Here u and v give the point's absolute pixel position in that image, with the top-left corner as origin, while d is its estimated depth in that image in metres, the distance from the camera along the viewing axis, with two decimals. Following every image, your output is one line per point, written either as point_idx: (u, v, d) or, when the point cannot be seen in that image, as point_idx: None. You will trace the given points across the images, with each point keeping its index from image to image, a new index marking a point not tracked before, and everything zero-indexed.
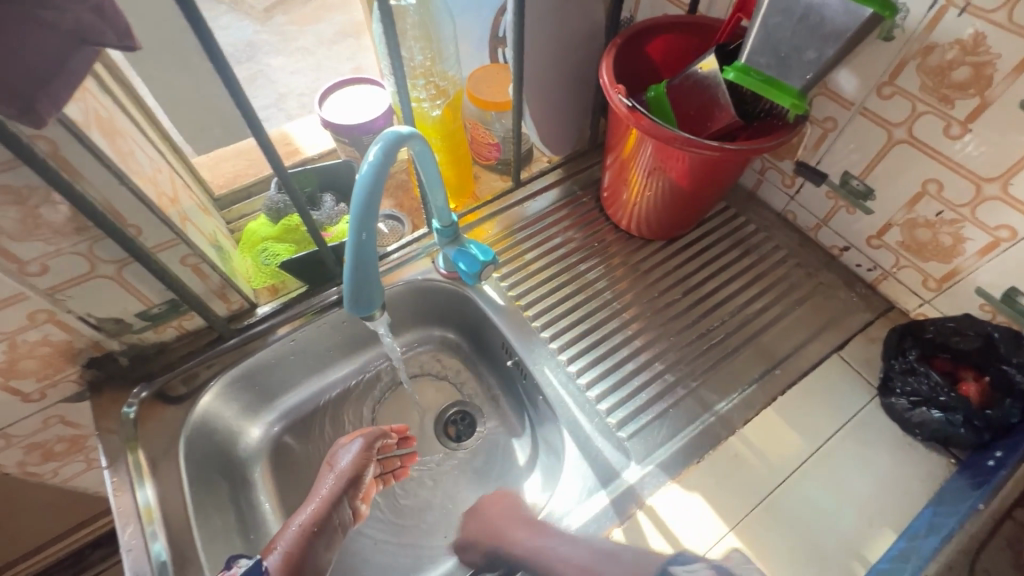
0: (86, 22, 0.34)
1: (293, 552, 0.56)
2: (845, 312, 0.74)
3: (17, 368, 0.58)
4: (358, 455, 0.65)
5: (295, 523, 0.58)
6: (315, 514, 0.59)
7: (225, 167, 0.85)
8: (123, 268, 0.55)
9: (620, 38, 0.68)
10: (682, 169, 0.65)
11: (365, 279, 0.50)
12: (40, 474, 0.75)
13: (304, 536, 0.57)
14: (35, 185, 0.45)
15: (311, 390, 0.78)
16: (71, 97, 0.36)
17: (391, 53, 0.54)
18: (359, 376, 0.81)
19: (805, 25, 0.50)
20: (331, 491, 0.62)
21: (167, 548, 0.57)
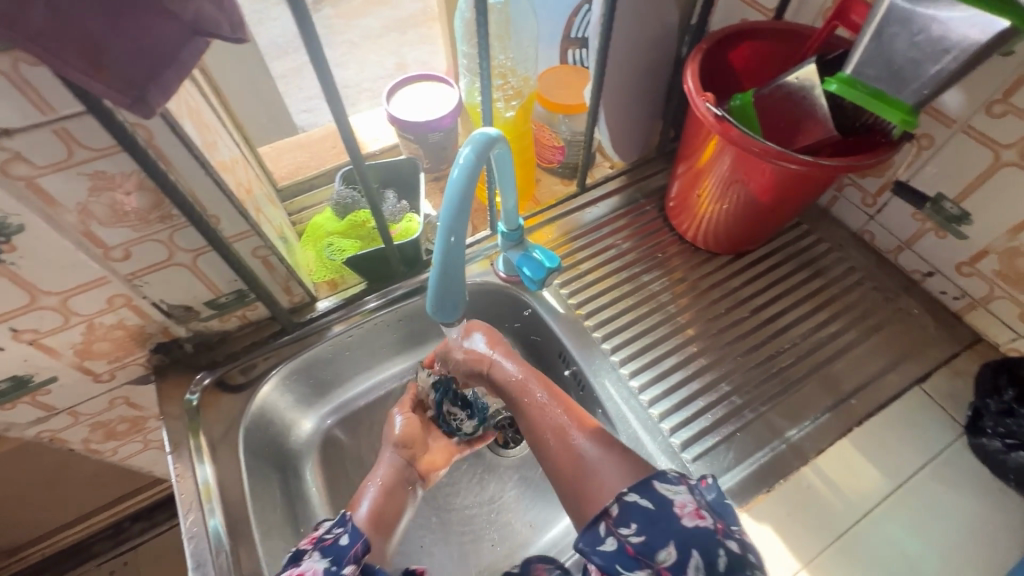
0: (205, 13, 0.32)
1: (378, 506, 0.58)
2: (927, 342, 0.70)
3: (92, 350, 0.59)
4: (407, 426, 0.66)
5: (370, 484, 0.60)
6: (386, 477, 0.61)
7: (288, 159, 0.86)
8: (199, 257, 0.56)
9: (705, 43, 0.65)
10: (766, 183, 0.62)
11: (449, 284, 0.49)
12: (100, 452, 0.77)
13: (382, 492, 0.59)
14: (129, 172, 0.45)
15: (362, 386, 0.78)
16: (181, 87, 0.35)
17: (481, 50, 0.52)
18: (409, 373, 0.80)
19: (927, 36, 0.47)
20: (394, 458, 0.63)
21: (223, 521, 0.58)
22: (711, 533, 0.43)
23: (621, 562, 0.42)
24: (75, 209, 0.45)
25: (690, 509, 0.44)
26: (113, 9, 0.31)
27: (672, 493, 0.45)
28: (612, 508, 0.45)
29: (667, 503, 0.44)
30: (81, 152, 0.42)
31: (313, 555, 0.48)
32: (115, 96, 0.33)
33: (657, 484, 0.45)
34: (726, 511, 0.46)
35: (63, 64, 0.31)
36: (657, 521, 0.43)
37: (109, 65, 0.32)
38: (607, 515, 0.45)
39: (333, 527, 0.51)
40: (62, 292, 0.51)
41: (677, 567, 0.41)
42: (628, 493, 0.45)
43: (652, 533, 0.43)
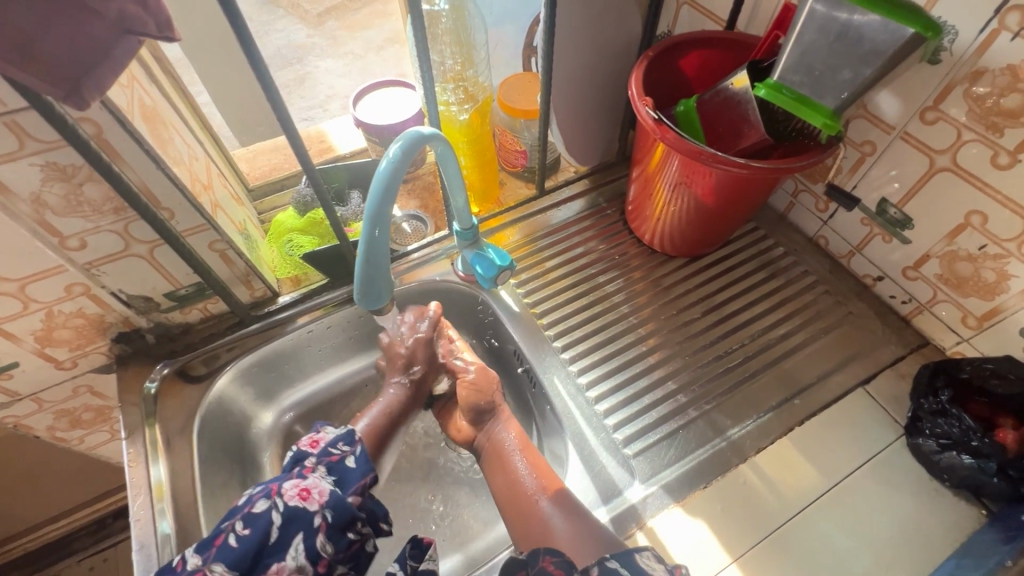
0: (129, 12, 0.35)
1: (375, 431, 0.63)
2: (875, 345, 0.71)
3: (53, 337, 0.61)
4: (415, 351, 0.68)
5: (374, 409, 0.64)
6: (391, 404, 0.65)
7: (261, 161, 0.88)
8: (155, 250, 0.58)
9: (652, 51, 0.67)
10: (708, 186, 0.64)
11: (374, 272, 0.51)
12: (67, 441, 0.79)
13: (387, 414, 0.64)
14: (79, 164, 0.47)
15: (325, 379, 0.80)
16: (114, 82, 0.38)
17: (420, 56, 0.55)
18: (372, 367, 0.82)
19: (842, 43, 0.48)
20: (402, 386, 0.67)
21: (173, 524, 0.58)
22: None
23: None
24: (29, 198, 0.48)
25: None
26: (41, 9, 0.33)
27: (652, 568, 0.41)
28: (593, 568, 0.42)
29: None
30: (31, 144, 0.45)
31: (319, 471, 0.49)
32: (50, 89, 0.36)
33: (638, 556, 0.42)
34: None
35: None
36: None
37: (40, 58, 0.34)
38: (585, 574, 0.41)
39: (339, 444, 0.52)
40: (19, 279, 0.53)
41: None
42: (609, 559, 0.42)
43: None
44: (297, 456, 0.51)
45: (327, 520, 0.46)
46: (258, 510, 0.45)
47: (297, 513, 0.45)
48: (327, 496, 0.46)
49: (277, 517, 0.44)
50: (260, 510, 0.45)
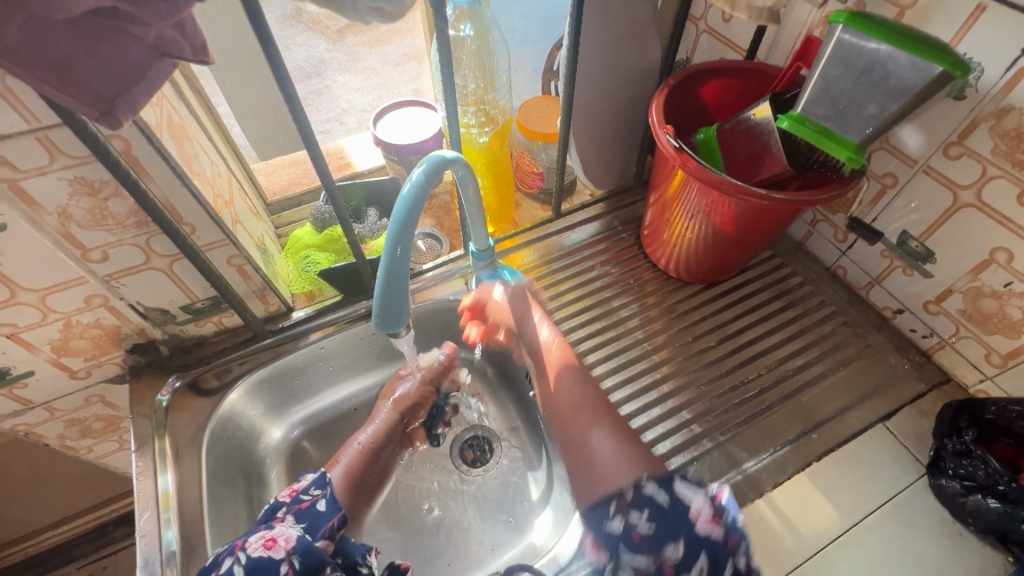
0: (167, 37, 0.35)
1: (352, 469, 0.64)
2: (895, 380, 0.69)
3: (69, 347, 0.61)
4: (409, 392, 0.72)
5: (356, 443, 0.66)
6: (373, 438, 0.67)
7: (280, 175, 0.89)
8: (174, 263, 0.58)
9: (672, 79, 0.67)
10: (727, 214, 0.64)
11: (393, 295, 0.50)
12: (76, 449, 0.78)
13: (365, 456, 0.65)
14: (106, 179, 0.48)
15: (336, 397, 0.80)
16: (147, 103, 0.38)
17: (445, 80, 0.56)
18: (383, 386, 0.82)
19: (868, 79, 0.48)
20: (387, 421, 0.69)
21: (178, 537, 0.58)
22: (721, 551, 0.40)
23: (624, 544, 0.42)
24: (55, 211, 0.48)
25: (706, 516, 0.41)
26: (84, 33, 0.34)
27: (690, 496, 0.42)
28: (628, 492, 0.44)
29: (681, 506, 0.42)
30: (60, 159, 0.45)
31: (287, 520, 0.49)
32: (84, 109, 0.36)
33: (678, 484, 0.43)
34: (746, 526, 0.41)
35: (34, 78, 0.34)
36: (670, 517, 0.41)
37: (78, 79, 0.35)
38: (620, 497, 0.44)
39: (311, 490, 0.54)
40: (39, 289, 0.54)
41: (682, 564, 0.40)
42: (645, 484, 0.44)
43: (660, 525, 0.41)
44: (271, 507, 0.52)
45: (294, 567, 0.44)
46: (223, 570, 0.43)
47: (262, 563, 0.43)
48: (294, 543, 0.45)
49: (240, 571, 0.43)
50: (225, 568, 0.43)
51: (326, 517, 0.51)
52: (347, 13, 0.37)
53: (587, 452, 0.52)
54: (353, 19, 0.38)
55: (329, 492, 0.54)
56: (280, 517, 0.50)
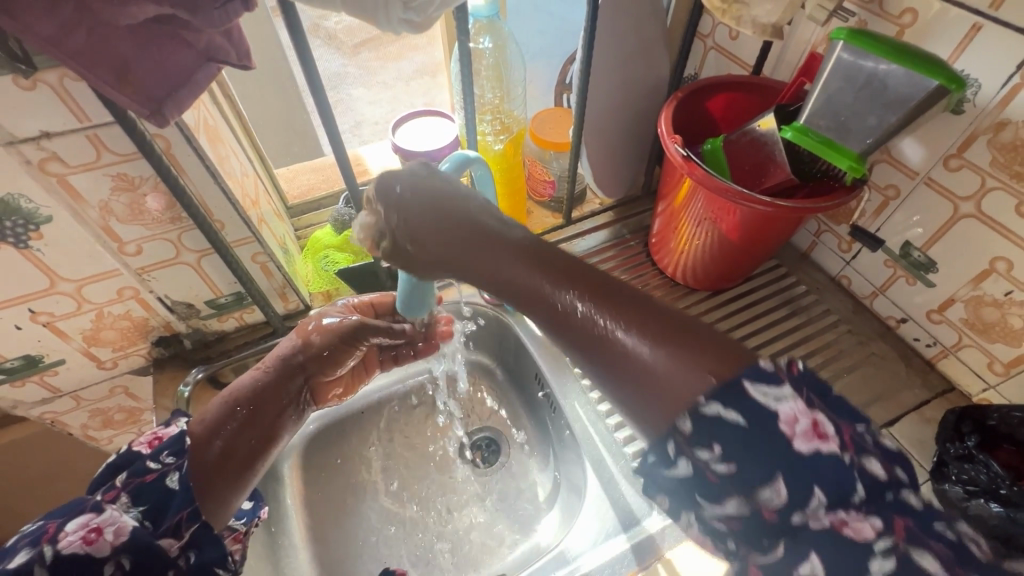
0: (217, 44, 0.38)
1: (214, 418, 0.48)
2: (899, 388, 0.70)
3: (99, 337, 0.64)
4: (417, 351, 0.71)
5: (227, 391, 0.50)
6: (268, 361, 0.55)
7: (301, 180, 0.93)
8: (203, 258, 0.61)
9: (681, 92, 0.70)
10: (733, 221, 0.66)
11: (418, 288, 0.56)
12: (97, 440, 0.80)
13: (232, 404, 0.49)
14: (146, 176, 0.51)
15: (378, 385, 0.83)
16: (192, 103, 0.41)
17: (465, 89, 0.59)
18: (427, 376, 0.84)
19: (868, 92, 0.51)
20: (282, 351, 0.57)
21: None
22: (839, 461, 0.31)
23: (699, 489, 0.34)
24: (98, 205, 0.52)
25: (802, 426, 0.32)
26: (143, 39, 0.37)
27: (776, 400, 0.32)
28: (685, 424, 0.33)
29: (765, 416, 0.32)
30: (107, 156, 0.48)
31: (123, 502, 0.42)
32: (136, 107, 0.39)
33: (747, 384, 0.32)
34: (848, 411, 0.34)
35: (94, 78, 0.37)
36: (756, 441, 0.32)
37: (134, 80, 0.38)
38: (678, 433, 0.33)
39: (164, 455, 0.44)
40: (77, 280, 0.57)
41: (788, 505, 0.32)
42: (707, 404, 0.33)
43: (745, 457, 0.32)
44: (123, 463, 0.45)
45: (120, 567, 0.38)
46: (23, 561, 0.36)
47: (76, 562, 0.37)
48: (123, 537, 0.38)
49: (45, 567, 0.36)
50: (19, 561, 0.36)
51: (176, 501, 0.42)
52: (381, 24, 0.40)
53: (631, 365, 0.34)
54: (386, 30, 0.41)
55: (188, 464, 0.44)
56: (118, 489, 0.43)
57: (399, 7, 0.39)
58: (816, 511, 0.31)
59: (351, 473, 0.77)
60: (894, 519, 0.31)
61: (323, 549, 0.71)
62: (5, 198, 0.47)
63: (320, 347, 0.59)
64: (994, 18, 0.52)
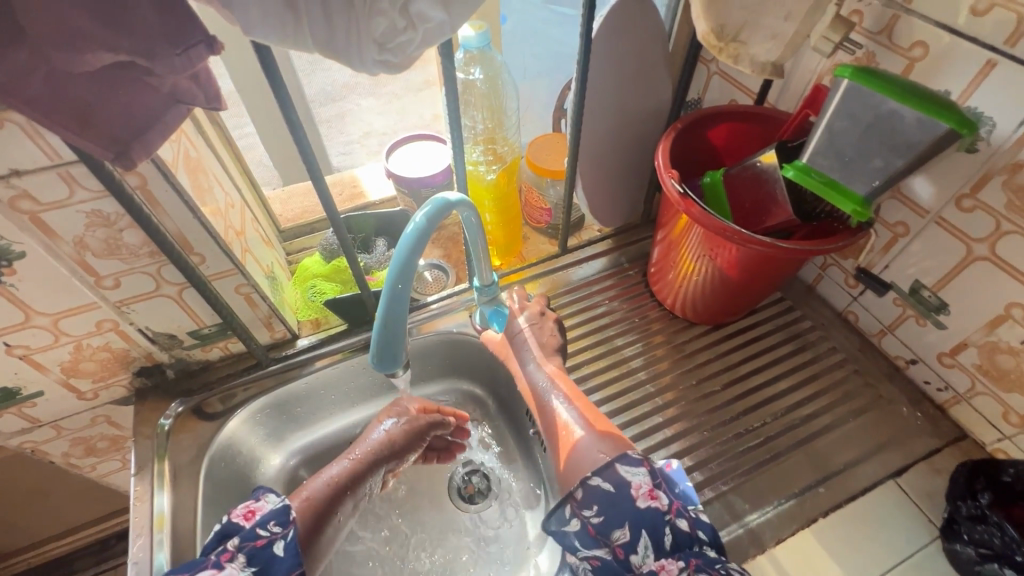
0: (182, 87, 0.37)
1: (319, 497, 0.54)
2: (908, 433, 0.67)
3: (78, 368, 0.62)
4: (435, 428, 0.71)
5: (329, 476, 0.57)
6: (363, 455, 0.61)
7: (295, 203, 0.91)
8: (184, 291, 0.60)
9: (681, 122, 0.68)
10: (732, 259, 0.63)
11: (391, 338, 0.50)
12: (80, 467, 0.79)
13: (335, 489, 0.56)
14: (122, 212, 0.50)
15: (355, 416, 0.81)
16: (162, 145, 0.39)
17: (451, 120, 0.56)
18: None
19: (874, 133, 0.48)
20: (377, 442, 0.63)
21: (170, 559, 0.58)
22: (660, 513, 0.47)
23: (582, 539, 0.48)
24: (72, 241, 0.50)
25: (645, 490, 0.48)
26: (105, 83, 0.35)
27: (631, 475, 0.49)
28: (578, 492, 0.49)
29: (625, 485, 0.48)
30: (80, 192, 0.47)
31: (238, 563, 0.44)
32: (102, 152, 0.38)
33: (620, 467, 0.49)
34: (678, 492, 0.50)
35: (55, 124, 0.35)
36: (617, 503, 0.47)
37: (97, 125, 0.36)
38: (571, 498, 0.49)
39: (270, 524, 0.48)
40: (53, 313, 0.55)
41: (629, 544, 0.46)
42: (591, 478, 0.49)
43: (610, 513, 0.47)
44: (224, 531, 0.47)
45: None
46: None
47: None
48: None
49: None
50: None
51: (280, 566, 0.45)
52: (354, 64, 0.38)
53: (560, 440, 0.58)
54: (360, 70, 0.39)
55: (290, 535, 0.48)
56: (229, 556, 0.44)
57: (374, 49, 0.38)
58: (645, 553, 0.46)
59: None
60: (694, 558, 0.45)
61: None
62: None
63: (403, 445, 0.64)
64: (1010, 54, 0.49)
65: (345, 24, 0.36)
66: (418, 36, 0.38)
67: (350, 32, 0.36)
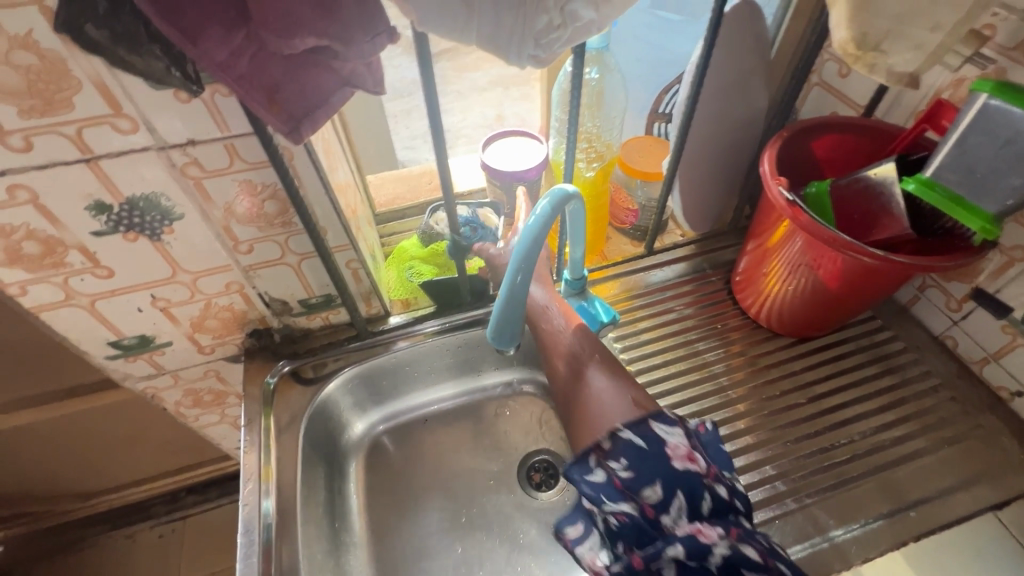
0: (357, 71, 0.41)
1: None
2: (1010, 468, 0.65)
3: (204, 324, 0.69)
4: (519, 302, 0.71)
5: None
6: None
7: (388, 189, 0.96)
8: (304, 261, 0.65)
9: (786, 131, 0.68)
10: (834, 271, 0.62)
11: (511, 315, 0.54)
12: (186, 417, 0.86)
13: None
14: (268, 183, 0.55)
15: (438, 394, 0.85)
16: (325, 123, 0.43)
17: (571, 116, 0.59)
18: (475, 392, 0.86)
19: (1012, 150, 0.47)
20: None
21: (274, 509, 0.63)
22: (700, 475, 0.49)
23: (608, 492, 0.49)
24: (223, 207, 0.56)
25: (681, 452, 0.50)
26: (294, 64, 0.39)
27: (667, 434, 0.51)
28: (606, 442, 0.52)
29: (659, 444, 0.51)
30: (238, 163, 0.53)
31: None
32: (278, 126, 0.42)
33: (655, 426, 0.52)
34: (721, 456, 0.55)
35: (250, 98, 0.40)
36: (647, 457, 0.50)
37: (281, 102, 0.41)
38: (599, 449, 0.52)
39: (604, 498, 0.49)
40: (194, 272, 0.62)
41: (660, 504, 0.48)
42: (622, 431, 0.52)
43: (639, 465, 0.49)
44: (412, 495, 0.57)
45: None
46: None
47: None
48: None
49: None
50: None
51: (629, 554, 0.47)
52: (510, 59, 0.41)
53: (580, 401, 0.58)
54: (513, 66, 0.42)
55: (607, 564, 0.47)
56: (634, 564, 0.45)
57: (531, 44, 0.41)
58: (680, 515, 0.47)
59: (414, 478, 0.80)
60: (732, 527, 0.47)
61: (380, 551, 0.73)
62: (150, 195, 0.52)
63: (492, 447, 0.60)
64: None
65: (512, 21, 0.39)
66: (569, 34, 0.41)
67: (514, 29, 0.39)
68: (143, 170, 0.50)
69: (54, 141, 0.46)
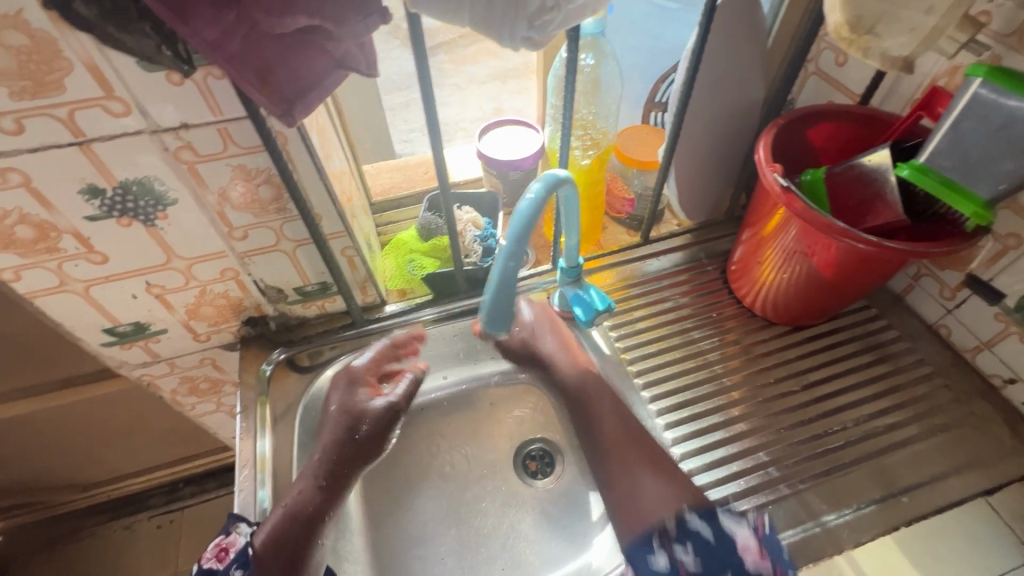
0: (350, 53, 0.41)
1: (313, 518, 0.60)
2: (1000, 454, 0.65)
3: (199, 311, 0.69)
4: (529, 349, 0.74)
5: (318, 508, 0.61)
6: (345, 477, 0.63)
7: (384, 178, 0.96)
8: (299, 248, 0.65)
9: (782, 118, 0.68)
10: (829, 259, 0.62)
11: (503, 301, 0.55)
12: (183, 405, 0.87)
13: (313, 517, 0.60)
14: (263, 168, 0.55)
15: None
16: (319, 106, 0.43)
17: (566, 102, 0.58)
18: None
19: (1005, 135, 0.47)
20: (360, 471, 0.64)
21: (270, 497, 0.64)
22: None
23: None
24: (217, 192, 0.56)
25: (753, 551, 0.54)
26: (286, 45, 0.39)
27: (734, 530, 0.55)
28: (672, 525, 0.56)
29: (727, 541, 0.54)
30: (232, 148, 0.52)
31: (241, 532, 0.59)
32: (271, 108, 0.42)
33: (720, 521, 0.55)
34: (784, 559, 0.55)
35: (243, 80, 0.40)
36: (716, 554, 0.53)
37: (273, 83, 0.40)
38: (665, 533, 0.55)
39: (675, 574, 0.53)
40: (189, 258, 0.61)
41: None
42: (690, 518, 0.56)
43: (707, 560, 0.53)
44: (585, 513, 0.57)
45: None
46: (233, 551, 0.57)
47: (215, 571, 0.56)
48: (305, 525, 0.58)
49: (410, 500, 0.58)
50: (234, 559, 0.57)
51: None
52: (503, 41, 0.41)
53: (619, 482, 0.61)
54: (507, 47, 0.42)
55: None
56: None
57: (524, 26, 0.40)
58: None
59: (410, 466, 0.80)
60: None
61: (376, 537, 0.74)
62: (143, 179, 0.52)
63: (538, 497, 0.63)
64: None
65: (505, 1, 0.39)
66: (563, 16, 0.41)
67: (507, 11, 0.39)
68: (136, 154, 0.50)
69: (46, 124, 0.45)
